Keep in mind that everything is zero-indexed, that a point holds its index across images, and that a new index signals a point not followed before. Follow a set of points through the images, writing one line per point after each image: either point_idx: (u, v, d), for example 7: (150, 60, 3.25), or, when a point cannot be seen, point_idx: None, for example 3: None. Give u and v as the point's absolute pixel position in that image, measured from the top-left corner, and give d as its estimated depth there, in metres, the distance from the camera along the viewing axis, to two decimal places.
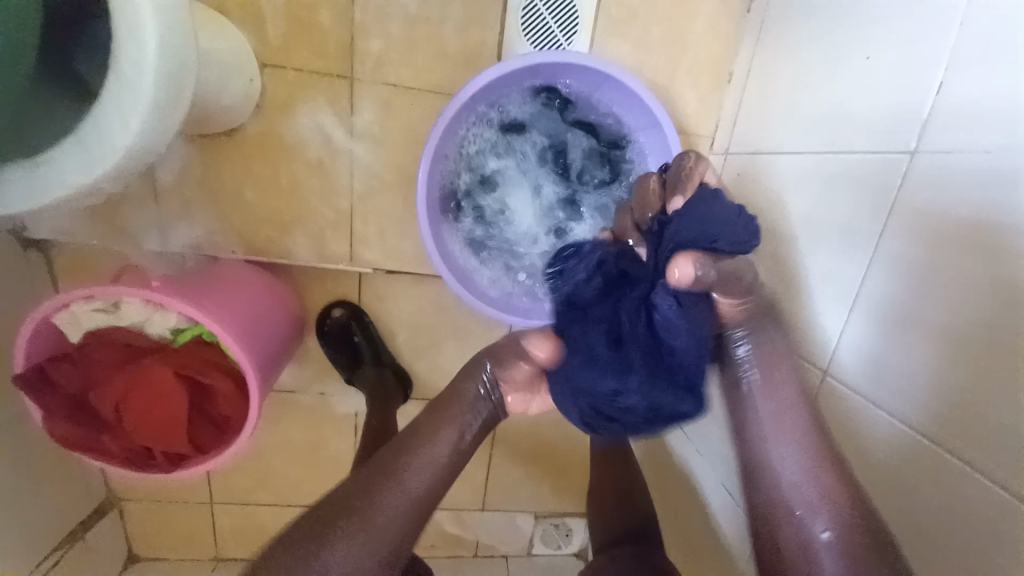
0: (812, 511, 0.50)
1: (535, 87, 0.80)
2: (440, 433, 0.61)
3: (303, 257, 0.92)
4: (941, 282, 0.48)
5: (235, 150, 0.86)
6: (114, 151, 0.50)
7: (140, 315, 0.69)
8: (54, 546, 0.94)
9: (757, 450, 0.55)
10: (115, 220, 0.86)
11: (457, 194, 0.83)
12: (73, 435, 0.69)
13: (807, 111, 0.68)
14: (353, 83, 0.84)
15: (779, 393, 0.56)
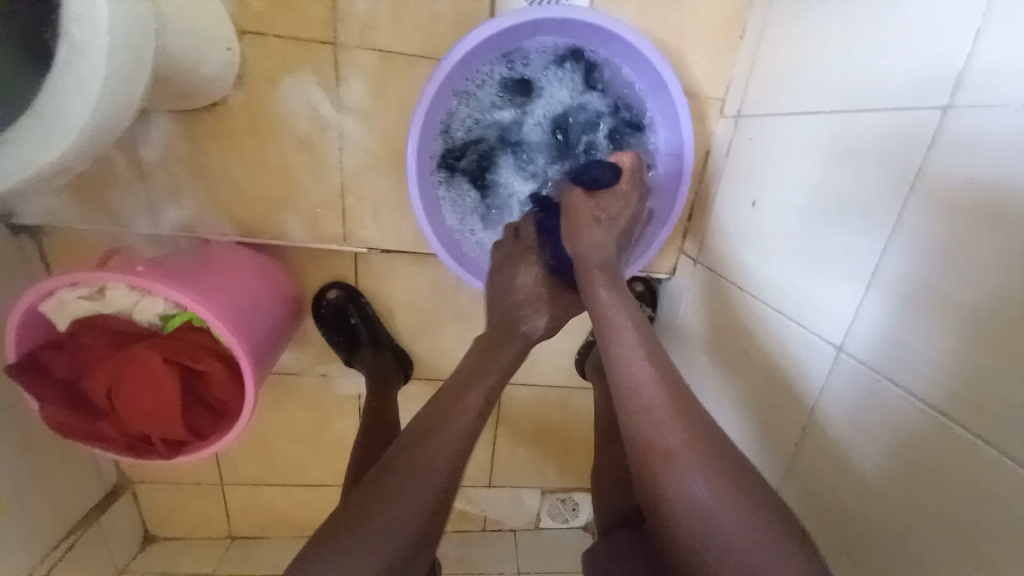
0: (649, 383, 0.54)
1: (541, 46, 0.75)
2: (456, 411, 0.59)
3: (296, 237, 0.89)
4: (968, 251, 0.44)
5: (219, 126, 0.82)
6: (77, 125, 0.47)
7: (128, 301, 0.66)
8: (66, 532, 0.95)
9: (654, 446, 0.50)
10: (102, 203, 0.84)
11: (452, 162, 0.79)
12: (70, 423, 0.68)
13: (827, 65, 0.62)
14: (339, 50, 0.79)
15: (628, 332, 0.59)
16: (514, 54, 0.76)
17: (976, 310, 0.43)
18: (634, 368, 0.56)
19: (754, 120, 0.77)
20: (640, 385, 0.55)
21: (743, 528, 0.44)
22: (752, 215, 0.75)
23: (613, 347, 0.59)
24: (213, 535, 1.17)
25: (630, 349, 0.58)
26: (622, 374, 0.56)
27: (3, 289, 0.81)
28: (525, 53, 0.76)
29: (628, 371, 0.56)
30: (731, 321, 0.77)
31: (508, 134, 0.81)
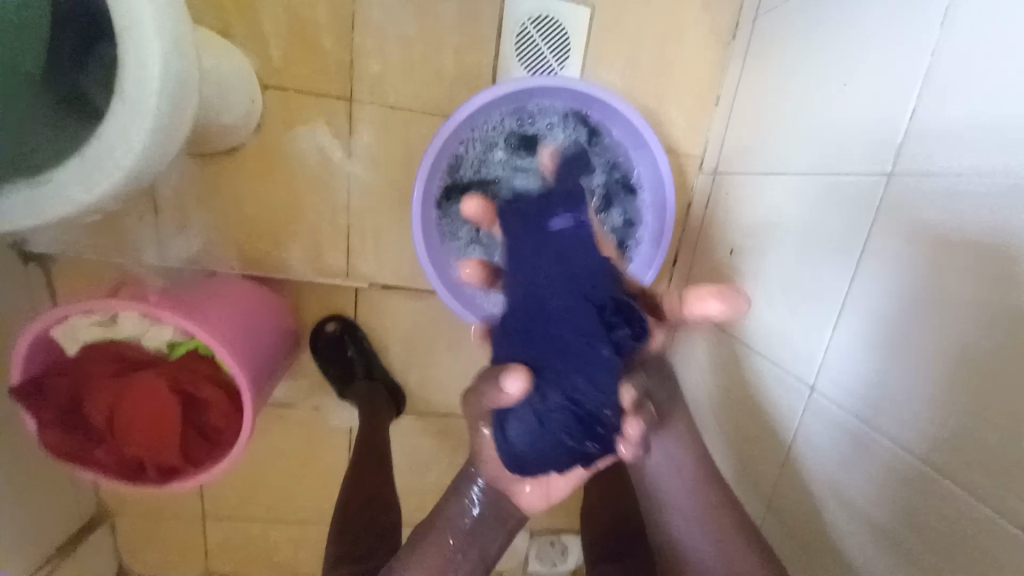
0: (702, 526, 0.57)
1: (548, 107, 0.81)
2: (426, 558, 0.60)
3: (300, 271, 0.94)
4: (945, 310, 0.47)
5: (234, 166, 0.88)
6: (116, 169, 0.52)
7: (137, 329, 0.69)
8: (44, 562, 0.93)
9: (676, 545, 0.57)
10: (116, 234, 0.89)
11: (454, 205, 0.84)
12: (66, 447, 0.69)
13: (793, 133, 0.70)
14: (351, 102, 0.87)
15: (675, 443, 0.58)
16: (521, 113, 0.82)
17: (956, 369, 0.46)
18: (674, 493, 0.57)
19: (733, 179, 0.83)
20: (675, 499, 0.57)
21: None
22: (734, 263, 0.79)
23: (654, 471, 0.58)
24: (191, 571, 1.15)
25: (676, 476, 0.58)
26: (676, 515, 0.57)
27: (10, 315, 0.84)
28: (532, 112, 0.82)
29: (665, 490, 0.58)
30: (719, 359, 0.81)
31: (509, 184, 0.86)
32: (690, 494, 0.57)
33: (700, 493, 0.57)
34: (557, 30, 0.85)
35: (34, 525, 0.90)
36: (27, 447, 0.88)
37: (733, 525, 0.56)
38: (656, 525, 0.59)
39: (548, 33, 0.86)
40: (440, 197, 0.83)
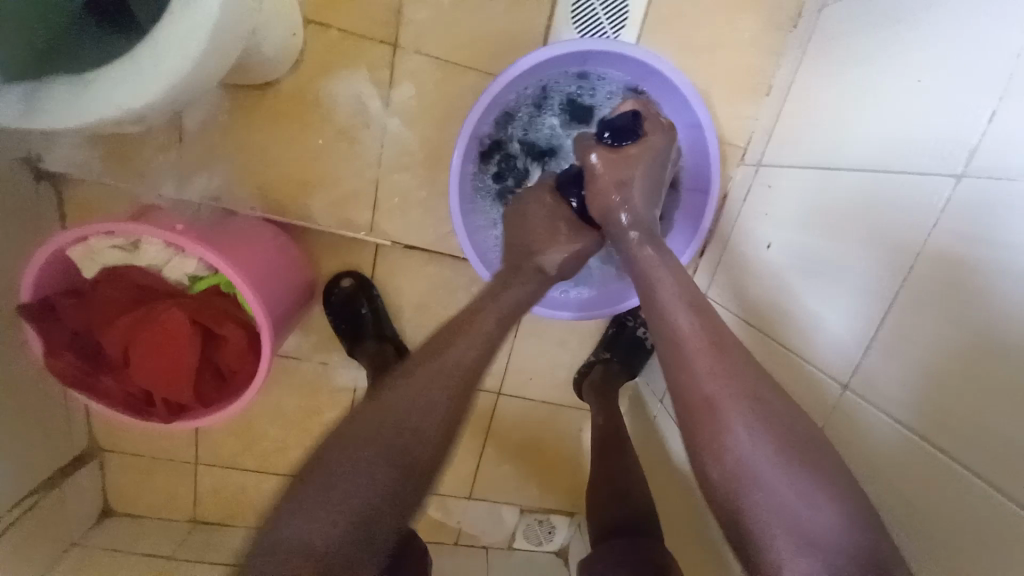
0: (759, 433, 0.47)
1: (611, 78, 0.78)
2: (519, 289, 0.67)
3: (321, 221, 0.91)
4: (978, 308, 0.47)
5: (265, 104, 0.85)
6: (152, 73, 0.50)
7: (159, 256, 0.67)
8: (31, 489, 0.92)
9: (704, 430, 0.49)
10: (136, 163, 0.86)
11: (492, 156, 0.82)
12: (72, 373, 0.66)
13: (851, 128, 0.68)
14: (395, 52, 0.83)
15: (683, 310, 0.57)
16: (581, 80, 0.79)
17: (981, 368, 0.46)
18: (685, 333, 0.55)
19: (779, 174, 0.81)
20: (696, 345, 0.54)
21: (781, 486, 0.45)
22: (766, 256, 0.78)
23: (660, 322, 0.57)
24: (178, 514, 1.17)
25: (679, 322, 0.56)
26: (722, 424, 0.49)
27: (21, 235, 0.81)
28: (593, 82, 0.79)
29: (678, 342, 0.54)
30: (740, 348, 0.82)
31: (553, 153, 0.83)
32: (730, 401, 0.49)
33: (722, 374, 0.51)
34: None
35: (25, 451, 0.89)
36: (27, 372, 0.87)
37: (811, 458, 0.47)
38: (700, 453, 0.49)
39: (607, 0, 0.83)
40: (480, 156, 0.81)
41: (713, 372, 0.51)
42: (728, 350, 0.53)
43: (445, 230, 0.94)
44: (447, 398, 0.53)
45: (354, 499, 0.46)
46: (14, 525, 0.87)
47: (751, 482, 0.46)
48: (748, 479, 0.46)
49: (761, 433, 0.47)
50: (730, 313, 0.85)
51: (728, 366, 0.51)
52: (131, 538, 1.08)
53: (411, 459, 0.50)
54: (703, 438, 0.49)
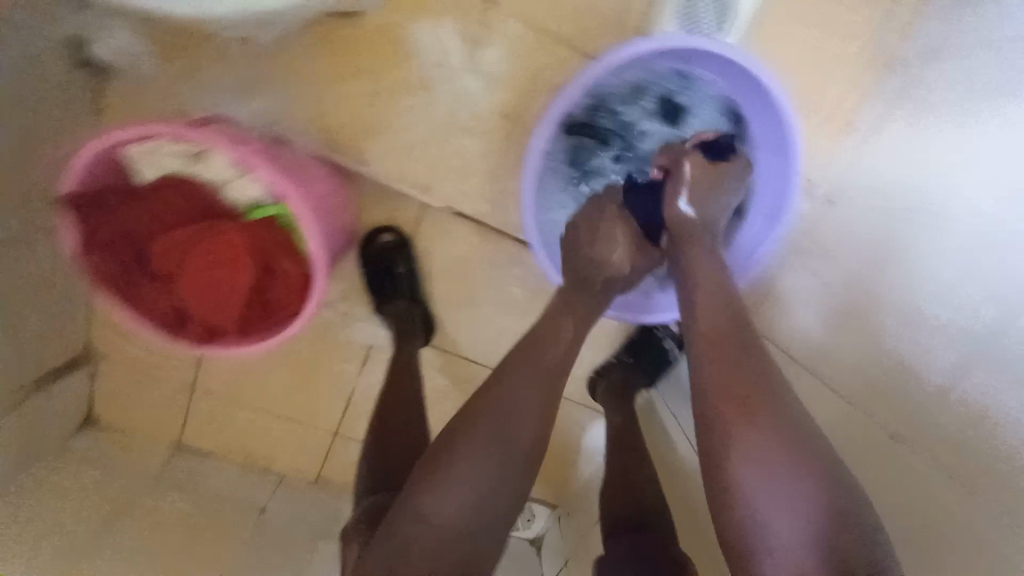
0: (767, 436, 0.50)
1: (712, 82, 0.76)
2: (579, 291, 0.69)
3: (377, 171, 0.87)
4: None
5: (343, 37, 0.80)
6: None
7: (222, 174, 0.64)
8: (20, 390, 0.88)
9: (710, 407, 0.54)
10: (198, 73, 0.82)
11: (573, 136, 0.80)
12: (112, 275, 0.64)
13: (947, 182, 0.65)
14: (491, 9, 0.78)
15: (711, 295, 0.61)
16: (681, 79, 0.77)
17: None
18: (700, 311, 0.60)
19: (844, 214, 0.79)
20: (724, 335, 0.58)
21: (781, 466, 0.49)
22: (824, 294, 0.77)
23: (686, 298, 0.63)
24: (163, 438, 1.14)
25: (703, 297, 0.61)
26: (733, 423, 0.52)
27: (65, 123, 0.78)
28: (692, 82, 0.77)
29: (696, 316, 0.60)
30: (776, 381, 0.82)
31: (628, 148, 0.80)
32: (738, 405, 0.52)
33: (731, 360, 0.55)
34: None
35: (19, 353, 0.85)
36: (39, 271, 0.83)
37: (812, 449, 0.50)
38: (706, 448, 0.53)
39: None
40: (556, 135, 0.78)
41: (725, 380, 0.54)
42: (741, 340, 0.57)
43: (497, 206, 0.91)
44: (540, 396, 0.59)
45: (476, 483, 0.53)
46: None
47: (751, 461, 0.50)
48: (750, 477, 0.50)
49: (779, 439, 0.50)
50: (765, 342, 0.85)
51: (747, 373, 0.54)
52: (111, 455, 1.05)
53: (515, 448, 0.55)
54: (715, 418, 0.53)
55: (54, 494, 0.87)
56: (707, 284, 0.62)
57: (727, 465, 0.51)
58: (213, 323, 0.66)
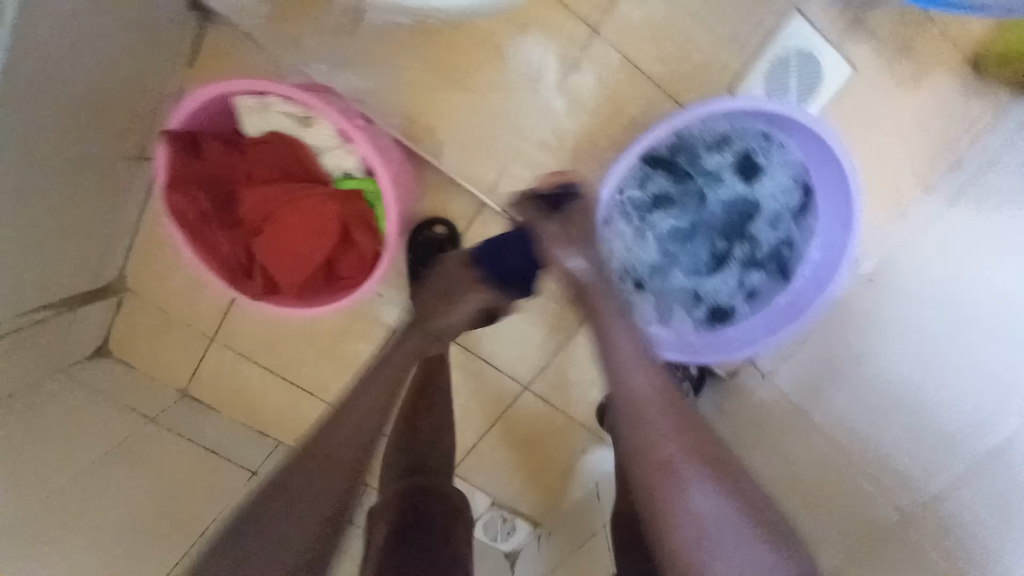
0: (711, 495, 0.57)
1: (790, 148, 0.80)
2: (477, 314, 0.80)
3: (448, 164, 0.89)
4: None
5: (446, 32, 0.82)
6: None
7: (324, 141, 0.66)
8: (35, 308, 0.88)
9: (659, 466, 0.59)
10: (296, 37, 0.84)
11: (649, 170, 0.83)
12: (194, 215, 0.65)
13: (994, 292, 0.71)
14: (593, 37, 0.81)
15: (631, 357, 0.66)
16: (762, 139, 0.81)
17: None
18: (633, 375, 0.65)
19: (890, 300, 0.80)
20: (642, 399, 0.64)
21: (726, 524, 0.56)
22: (853, 368, 0.81)
23: (608, 360, 0.67)
24: (172, 380, 1.14)
25: (628, 357, 0.66)
26: (677, 477, 0.58)
27: (146, 56, 0.80)
28: (772, 144, 0.81)
29: (628, 375, 0.65)
30: (787, 440, 0.86)
31: (699, 193, 0.84)
32: (683, 466, 0.59)
33: (671, 422, 0.62)
34: (814, 69, 0.79)
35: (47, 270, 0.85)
36: (78, 194, 0.83)
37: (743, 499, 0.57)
38: (653, 503, 0.58)
39: (804, 72, 0.79)
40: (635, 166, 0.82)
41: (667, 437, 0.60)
42: (671, 398, 0.64)
43: None
44: (372, 417, 0.72)
45: (318, 493, 0.62)
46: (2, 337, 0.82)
47: (707, 525, 0.56)
48: (698, 533, 0.56)
49: (719, 498, 0.57)
50: (778, 395, 0.91)
51: (693, 435, 0.61)
52: (118, 388, 1.06)
53: (349, 461, 0.66)
54: (659, 475, 0.59)
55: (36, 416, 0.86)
56: (631, 346, 0.67)
57: (677, 522, 0.57)
58: (279, 280, 0.68)
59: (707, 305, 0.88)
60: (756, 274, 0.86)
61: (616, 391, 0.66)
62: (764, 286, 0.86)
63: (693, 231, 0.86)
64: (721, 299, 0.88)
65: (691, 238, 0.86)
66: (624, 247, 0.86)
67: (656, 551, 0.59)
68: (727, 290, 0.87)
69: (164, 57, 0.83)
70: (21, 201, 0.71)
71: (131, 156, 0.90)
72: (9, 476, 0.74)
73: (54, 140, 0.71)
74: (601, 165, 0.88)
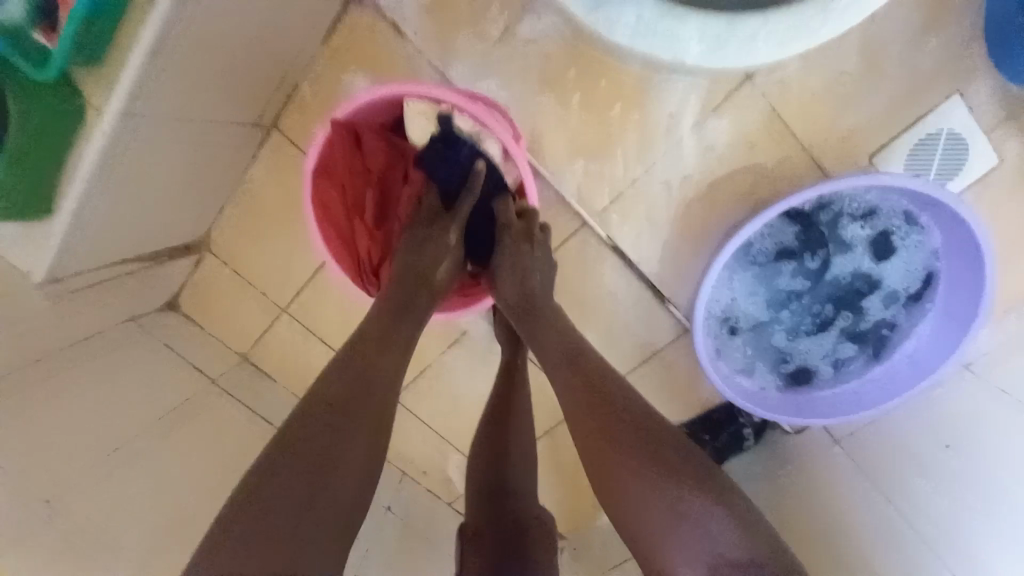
0: (631, 453, 0.57)
1: (928, 235, 0.83)
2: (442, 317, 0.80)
3: (563, 183, 0.88)
4: None
5: (593, 52, 0.80)
6: (738, 67, 0.53)
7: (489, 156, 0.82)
8: (105, 267, 0.84)
9: (594, 447, 0.60)
10: (443, 34, 0.83)
11: (787, 228, 0.87)
12: (327, 189, 0.80)
13: None
14: (745, 81, 0.79)
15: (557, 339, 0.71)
16: (904, 222, 0.84)
17: None
18: (561, 370, 0.67)
19: (985, 395, 0.78)
20: (571, 383, 0.66)
21: (660, 480, 0.55)
22: (938, 455, 0.80)
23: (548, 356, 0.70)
24: (234, 344, 1.12)
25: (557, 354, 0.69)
26: (604, 444, 0.59)
27: (293, 26, 0.79)
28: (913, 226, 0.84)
29: (554, 367, 0.68)
30: (826, 494, 0.88)
31: (827, 257, 0.87)
32: (605, 432, 0.60)
33: (590, 395, 0.63)
34: (961, 154, 0.78)
35: (130, 226, 0.82)
36: (181, 150, 0.80)
37: (666, 447, 0.57)
38: (603, 482, 0.59)
39: (949, 156, 0.78)
40: (773, 220, 0.86)
41: (585, 403, 0.63)
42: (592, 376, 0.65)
43: (656, 255, 0.91)
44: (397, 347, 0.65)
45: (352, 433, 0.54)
46: (62, 296, 0.77)
47: (642, 485, 0.56)
48: (653, 519, 0.55)
49: (641, 457, 0.57)
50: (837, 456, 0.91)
51: (603, 401, 0.62)
52: (184, 344, 1.04)
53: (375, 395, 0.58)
54: (597, 454, 0.60)
55: (104, 361, 0.85)
56: (555, 337, 0.71)
57: (629, 496, 0.56)
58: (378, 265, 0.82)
59: (796, 364, 0.94)
60: (851, 347, 0.92)
61: (561, 392, 0.66)
62: (856, 358, 0.92)
63: (808, 291, 0.90)
64: (810, 360, 0.94)
65: (804, 296, 0.91)
66: (740, 294, 0.92)
67: (627, 535, 0.58)
68: (819, 353, 0.93)
69: (306, 32, 0.83)
70: (122, 149, 0.68)
71: (247, 121, 0.88)
72: (82, 419, 0.74)
73: (174, 92, 0.70)
74: (719, 210, 0.87)
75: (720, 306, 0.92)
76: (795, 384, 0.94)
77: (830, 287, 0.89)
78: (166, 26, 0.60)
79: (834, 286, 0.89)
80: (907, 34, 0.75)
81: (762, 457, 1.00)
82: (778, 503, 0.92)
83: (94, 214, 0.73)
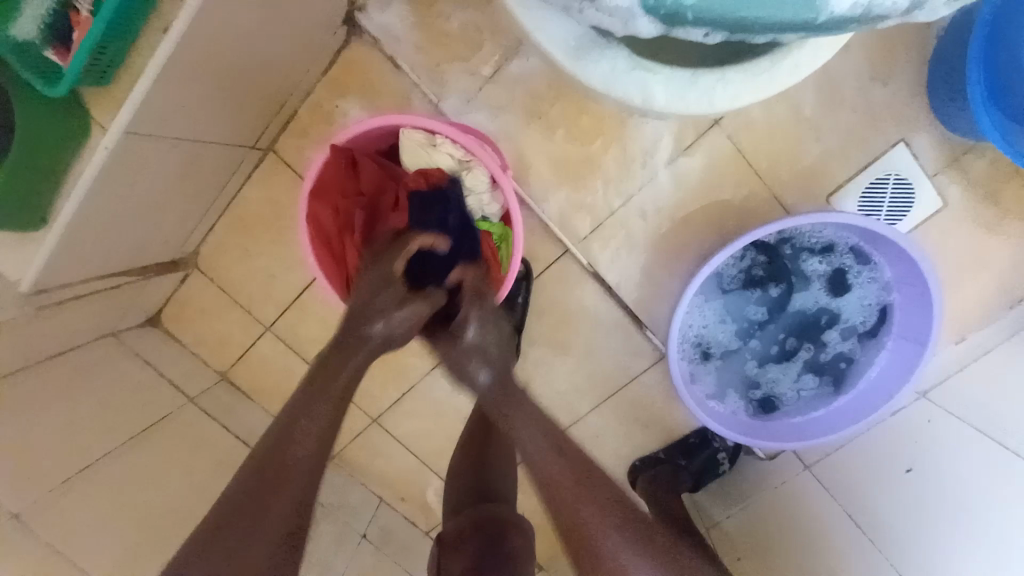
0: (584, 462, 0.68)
1: (880, 271, 0.90)
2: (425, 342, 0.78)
3: (547, 210, 0.93)
4: None
5: (576, 92, 0.87)
6: (705, 107, 0.59)
7: (476, 184, 0.84)
8: (94, 275, 0.84)
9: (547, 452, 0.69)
10: (436, 69, 0.89)
11: (751, 259, 0.93)
12: (319, 210, 0.84)
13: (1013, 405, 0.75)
14: (713, 124, 0.87)
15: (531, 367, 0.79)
16: (857, 258, 0.90)
17: None
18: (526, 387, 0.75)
19: (941, 417, 0.84)
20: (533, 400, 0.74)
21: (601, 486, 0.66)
22: (899, 477, 0.84)
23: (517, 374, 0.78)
24: (214, 362, 1.11)
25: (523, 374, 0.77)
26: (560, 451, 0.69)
27: (296, 56, 0.84)
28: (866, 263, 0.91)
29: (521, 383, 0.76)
30: (792, 512, 0.93)
31: (788, 288, 0.93)
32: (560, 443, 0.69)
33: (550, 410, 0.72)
34: (907, 196, 0.86)
35: (120, 238, 0.83)
36: (178, 167, 0.82)
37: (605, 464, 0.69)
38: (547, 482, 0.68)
39: (897, 197, 0.86)
40: (740, 250, 0.92)
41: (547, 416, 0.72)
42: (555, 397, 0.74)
43: (634, 281, 0.96)
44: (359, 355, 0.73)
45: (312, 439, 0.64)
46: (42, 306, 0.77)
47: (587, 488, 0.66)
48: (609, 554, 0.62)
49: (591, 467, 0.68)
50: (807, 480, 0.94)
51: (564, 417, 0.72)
52: (164, 360, 1.04)
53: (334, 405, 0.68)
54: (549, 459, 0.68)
55: (82, 373, 0.85)
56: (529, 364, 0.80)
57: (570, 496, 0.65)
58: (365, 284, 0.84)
59: (763, 391, 0.98)
60: (814, 378, 0.96)
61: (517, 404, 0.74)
62: (820, 390, 0.96)
63: (772, 321, 0.95)
64: (777, 388, 0.98)
65: (769, 325, 0.96)
66: (710, 322, 0.97)
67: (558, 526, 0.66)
68: (786, 382, 0.97)
69: (307, 62, 0.88)
70: (121, 163, 0.71)
71: (244, 144, 0.92)
72: (56, 429, 0.73)
73: (177, 111, 0.73)
74: (691, 240, 0.93)
75: (693, 331, 0.96)
76: (763, 410, 0.98)
77: (792, 316, 0.95)
78: (176, 51, 0.64)
79: (796, 316, 0.95)
80: (853, 89, 0.84)
81: (736, 482, 1.05)
82: (753, 523, 0.97)
83: (85, 225, 0.74)
